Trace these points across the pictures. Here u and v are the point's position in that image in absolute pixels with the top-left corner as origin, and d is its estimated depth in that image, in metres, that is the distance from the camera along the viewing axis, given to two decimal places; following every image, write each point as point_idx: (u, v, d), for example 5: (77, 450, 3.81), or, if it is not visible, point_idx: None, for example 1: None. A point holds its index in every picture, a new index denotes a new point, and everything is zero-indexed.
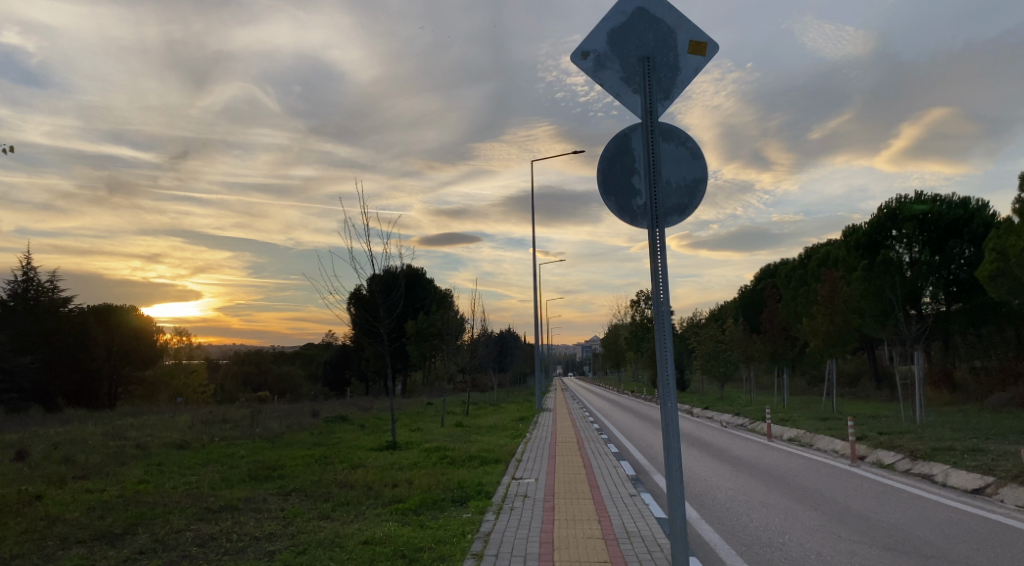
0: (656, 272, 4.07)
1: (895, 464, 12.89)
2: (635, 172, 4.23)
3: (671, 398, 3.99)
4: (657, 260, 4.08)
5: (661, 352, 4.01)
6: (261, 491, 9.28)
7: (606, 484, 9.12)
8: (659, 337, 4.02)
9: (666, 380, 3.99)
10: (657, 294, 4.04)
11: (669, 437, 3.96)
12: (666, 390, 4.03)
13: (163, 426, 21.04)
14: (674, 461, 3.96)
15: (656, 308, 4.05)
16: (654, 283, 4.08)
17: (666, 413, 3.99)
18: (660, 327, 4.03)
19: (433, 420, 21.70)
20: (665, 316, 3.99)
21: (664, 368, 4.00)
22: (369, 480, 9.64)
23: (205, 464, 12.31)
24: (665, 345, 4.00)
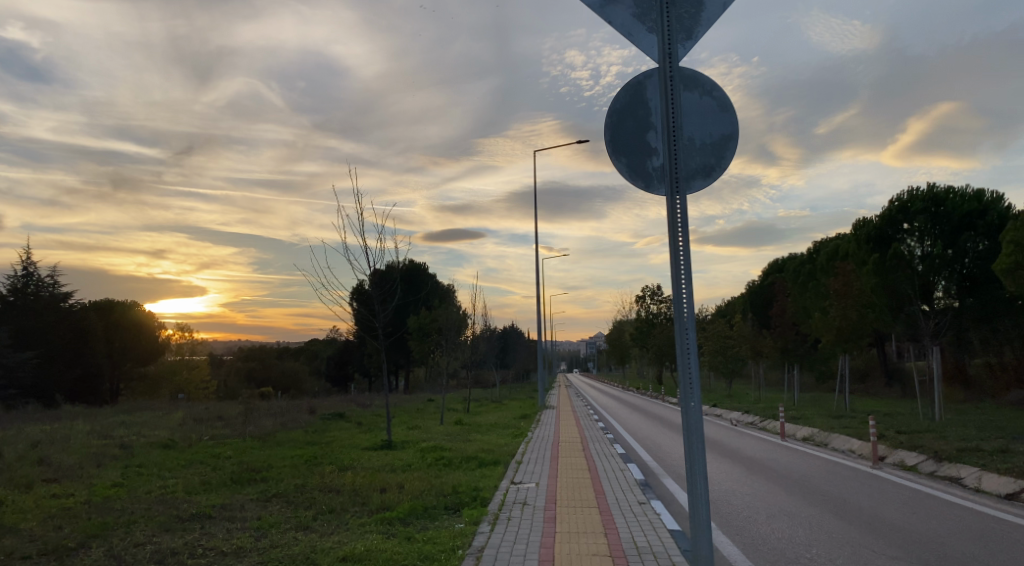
0: (676, 246, 3.39)
1: (918, 466, 12.16)
2: (650, 130, 3.52)
3: (694, 401, 3.31)
4: (676, 231, 3.40)
5: (680, 342, 3.35)
6: (240, 497, 8.58)
7: (613, 491, 8.42)
8: (679, 323, 3.35)
9: (687, 376, 3.31)
10: (678, 273, 3.36)
11: (693, 446, 3.29)
12: (688, 391, 3.34)
13: (154, 423, 20.39)
14: (698, 474, 3.30)
15: (675, 286, 3.37)
16: (673, 260, 3.41)
17: (690, 415, 3.31)
18: (680, 311, 3.35)
19: (433, 417, 21.02)
20: (688, 299, 3.30)
21: (685, 362, 3.31)
22: (357, 484, 8.93)
23: (188, 466, 11.66)
24: (686, 335, 3.32)
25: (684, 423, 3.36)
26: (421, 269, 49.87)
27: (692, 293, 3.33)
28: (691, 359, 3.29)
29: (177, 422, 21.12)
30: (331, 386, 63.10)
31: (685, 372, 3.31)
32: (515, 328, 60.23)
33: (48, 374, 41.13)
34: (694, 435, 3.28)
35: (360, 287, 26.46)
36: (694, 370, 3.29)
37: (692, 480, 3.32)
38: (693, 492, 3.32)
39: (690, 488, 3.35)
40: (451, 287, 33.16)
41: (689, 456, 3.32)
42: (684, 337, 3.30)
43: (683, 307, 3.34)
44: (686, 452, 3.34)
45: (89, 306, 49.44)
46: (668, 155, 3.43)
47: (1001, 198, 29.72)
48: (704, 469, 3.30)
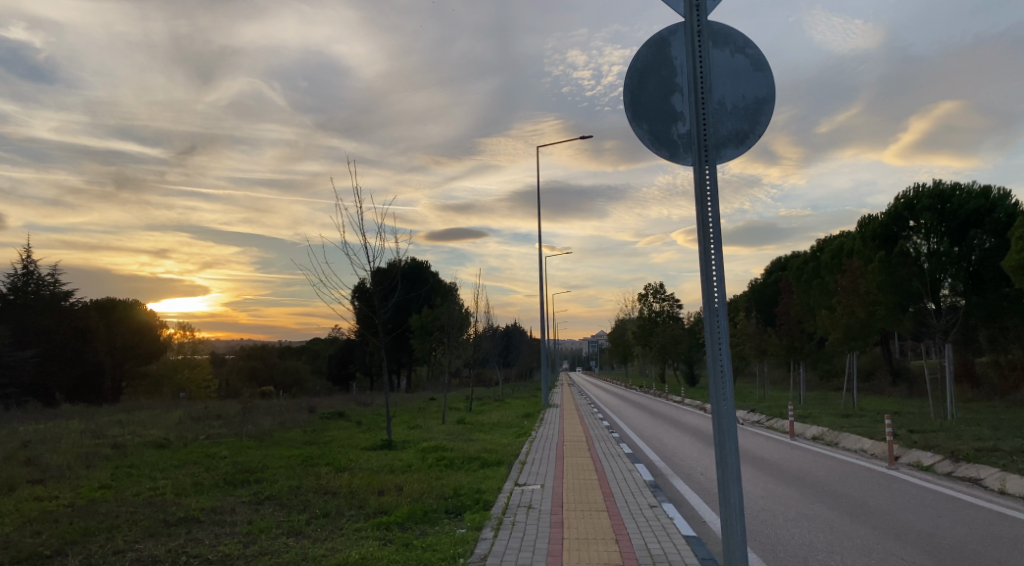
0: (705, 223, 3.00)
1: (934, 467, 11.76)
2: (676, 92, 3.12)
3: (726, 399, 2.95)
4: (705, 207, 3.01)
5: (710, 332, 2.99)
6: (231, 500, 8.21)
7: (622, 493, 8.04)
8: (708, 310, 2.98)
9: (719, 372, 2.94)
10: (708, 255, 2.99)
11: (725, 448, 2.95)
12: (719, 389, 2.97)
13: (150, 423, 19.99)
14: (731, 477, 2.97)
15: (702, 268, 3.02)
16: (703, 239, 3.03)
17: (722, 416, 2.95)
18: (709, 298, 2.98)
19: (433, 417, 20.68)
20: (719, 283, 2.94)
21: (716, 357, 2.94)
22: (354, 485, 8.55)
23: (181, 466, 11.30)
24: (717, 323, 2.95)
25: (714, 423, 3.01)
26: (423, 267, 49.47)
27: (722, 274, 2.97)
28: (722, 354, 2.92)
29: (175, 421, 20.76)
30: (333, 385, 62.74)
31: (717, 367, 2.95)
32: (518, 327, 59.92)
33: (47, 373, 40.67)
34: (728, 437, 2.94)
35: (362, 284, 26.04)
36: (726, 366, 2.93)
37: (724, 486, 2.99)
38: (726, 497, 2.99)
39: (724, 497, 3.00)
40: (454, 286, 32.69)
41: (721, 459, 2.98)
42: (715, 327, 2.94)
43: (713, 290, 2.97)
44: (718, 453, 3.00)
45: (90, 305, 49.10)
46: (697, 122, 3.03)
47: (1009, 194, 29.17)
48: (738, 473, 2.96)
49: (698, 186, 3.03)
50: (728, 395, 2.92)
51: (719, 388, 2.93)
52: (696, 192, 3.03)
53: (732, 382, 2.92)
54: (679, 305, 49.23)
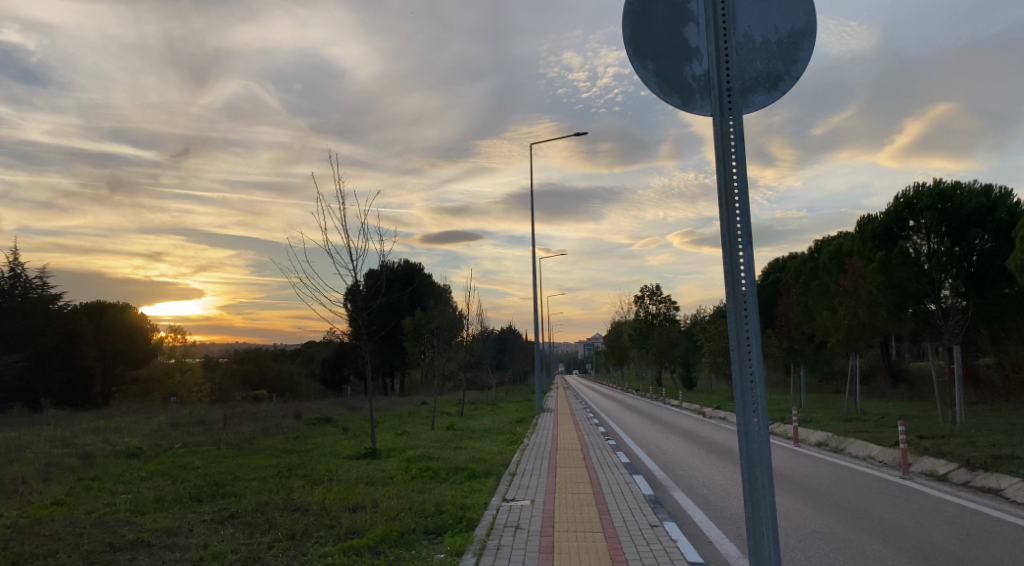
0: (728, 185, 2.35)
1: (949, 476, 11.06)
2: (689, 22, 2.45)
3: (758, 416, 2.27)
4: (727, 164, 2.36)
5: (736, 329, 2.32)
6: (190, 520, 7.48)
7: (620, 510, 7.38)
8: (733, 301, 2.32)
9: (748, 380, 2.27)
10: (731, 228, 2.33)
11: (757, 481, 2.30)
12: (747, 402, 2.30)
13: (129, 429, 19.24)
14: (765, 520, 2.31)
15: (726, 248, 2.35)
16: (726, 208, 2.36)
17: (750, 442, 2.30)
18: (734, 284, 2.31)
19: (424, 422, 19.97)
20: (747, 265, 2.28)
21: (743, 357, 2.28)
22: (327, 501, 7.81)
23: (148, 478, 10.57)
24: (743, 317, 2.30)
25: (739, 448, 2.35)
26: (416, 269, 48.80)
27: (750, 255, 2.30)
28: (753, 358, 2.26)
29: (154, 427, 19.91)
30: (326, 389, 62.00)
31: (745, 373, 2.28)
32: (512, 329, 59.24)
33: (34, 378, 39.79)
34: (762, 469, 2.29)
35: (353, 287, 25.33)
36: (758, 373, 2.26)
37: (755, 530, 2.33)
38: (756, 545, 2.35)
39: (753, 542, 2.36)
40: (447, 287, 32.00)
41: (749, 497, 2.33)
42: (742, 324, 2.29)
43: (739, 271, 2.31)
44: (746, 488, 2.35)
45: (79, 308, 48.21)
46: (718, 53, 2.35)
47: (1011, 193, 28.63)
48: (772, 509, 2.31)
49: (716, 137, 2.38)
50: (761, 412, 2.26)
51: (749, 402, 2.28)
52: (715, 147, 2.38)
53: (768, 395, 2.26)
54: (675, 307, 48.66)
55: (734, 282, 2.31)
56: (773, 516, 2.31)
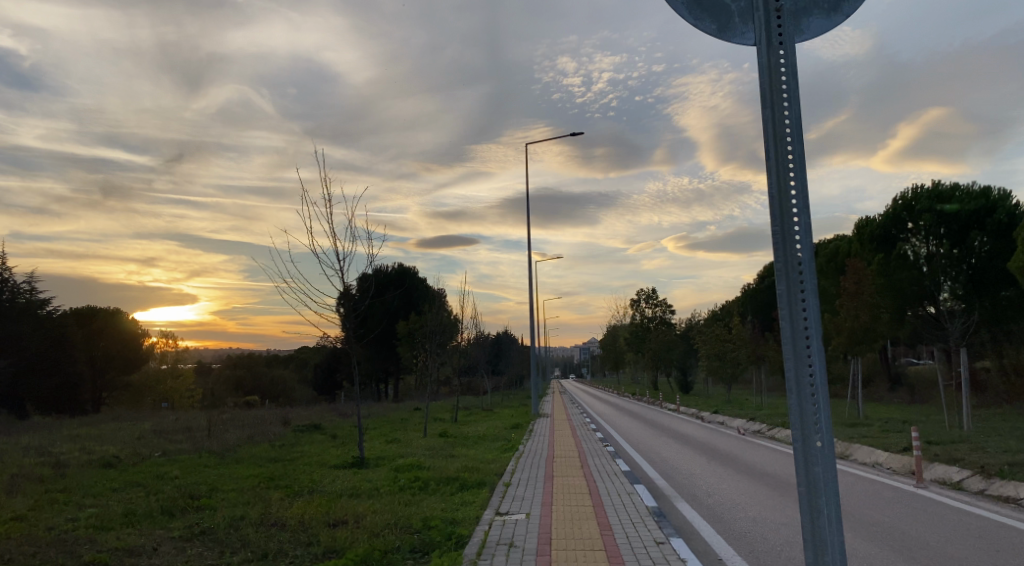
0: (778, 132, 1.97)
1: (965, 484, 10.54)
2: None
3: (821, 425, 1.91)
4: (778, 106, 1.98)
5: (790, 322, 1.94)
6: (156, 537, 6.88)
7: (621, 526, 6.83)
8: (787, 282, 1.96)
9: (806, 380, 1.91)
10: (781, 192, 1.97)
11: (820, 505, 1.92)
12: (808, 409, 1.93)
13: (110, 437, 18.54)
14: (830, 551, 1.92)
15: (777, 218, 1.97)
16: (774, 163, 2.00)
17: (812, 468, 1.91)
18: (789, 261, 1.95)
19: (415, 428, 19.40)
20: (805, 236, 1.92)
21: (803, 350, 1.91)
22: (305, 515, 7.24)
23: (120, 490, 9.95)
24: (799, 303, 1.92)
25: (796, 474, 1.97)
26: (410, 272, 48.21)
27: (807, 220, 1.94)
28: (814, 359, 1.90)
29: (136, 434, 19.21)
30: (320, 393, 61.29)
31: (803, 373, 1.91)
32: (508, 333, 58.66)
33: (21, 384, 38.66)
34: (827, 505, 1.91)
35: (347, 290, 24.75)
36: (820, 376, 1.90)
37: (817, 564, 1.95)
38: None
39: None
40: (441, 290, 31.40)
41: (812, 542, 1.94)
42: (798, 313, 1.91)
43: (794, 243, 1.94)
44: (805, 516, 1.97)
45: (68, 313, 47.21)
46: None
47: (1010, 195, 27.58)
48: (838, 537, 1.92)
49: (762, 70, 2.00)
50: (824, 423, 1.90)
51: (808, 410, 1.92)
52: (760, 86, 2.00)
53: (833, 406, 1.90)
54: (671, 311, 48.22)
55: (788, 259, 1.94)
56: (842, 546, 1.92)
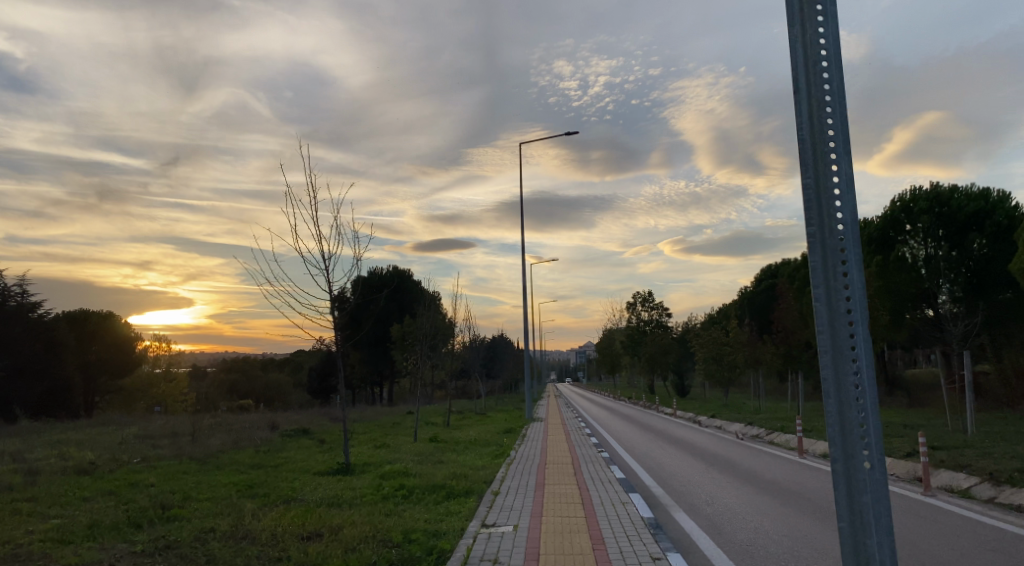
0: (822, 137, 2.38)
1: (974, 492, 10.14)
2: (787, 19, 2.54)
3: (864, 413, 2.23)
4: (820, 107, 2.41)
5: (834, 319, 2.28)
6: (116, 552, 6.39)
7: (615, 538, 6.41)
8: (828, 277, 2.31)
9: (847, 367, 2.24)
10: (824, 188, 2.36)
11: (862, 484, 2.22)
12: (851, 400, 2.24)
13: (91, 442, 17.95)
14: (872, 523, 2.22)
15: (824, 218, 2.35)
16: (813, 157, 2.40)
17: (855, 449, 2.24)
18: (833, 248, 2.31)
19: (406, 434, 18.94)
20: (847, 230, 2.30)
21: (846, 338, 2.24)
22: (280, 527, 6.77)
23: (88, 499, 9.44)
24: (845, 321, 2.26)
25: (840, 498, 2.28)
26: (405, 275, 47.80)
27: (850, 213, 2.31)
28: (857, 346, 2.23)
29: (118, 440, 18.64)
30: (314, 397, 60.68)
31: (846, 364, 2.24)
32: (503, 337, 58.14)
33: (8, 389, 37.90)
34: (870, 485, 2.21)
35: (340, 294, 24.39)
36: (866, 395, 2.22)
37: (860, 541, 2.25)
38: (860, 550, 2.25)
39: (858, 543, 2.26)
40: (435, 293, 30.98)
41: (855, 539, 2.25)
42: (842, 301, 2.26)
43: (837, 232, 2.31)
44: (845, 500, 2.27)
45: (58, 316, 46.49)
46: (810, 49, 2.44)
47: (1008, 197, 27.21)
48: (881, 514, 2.22)
49: (804, 132, 2.42)
50: (869, 413, 2.22)
51: (851, 398, 2.23)
52: (800, 88, 2.45)
53: (880, 429, 2.22)
54: (667, 314, 47.76)
55: (831, 245, 2.31)
56: (885, 518, 2.22)
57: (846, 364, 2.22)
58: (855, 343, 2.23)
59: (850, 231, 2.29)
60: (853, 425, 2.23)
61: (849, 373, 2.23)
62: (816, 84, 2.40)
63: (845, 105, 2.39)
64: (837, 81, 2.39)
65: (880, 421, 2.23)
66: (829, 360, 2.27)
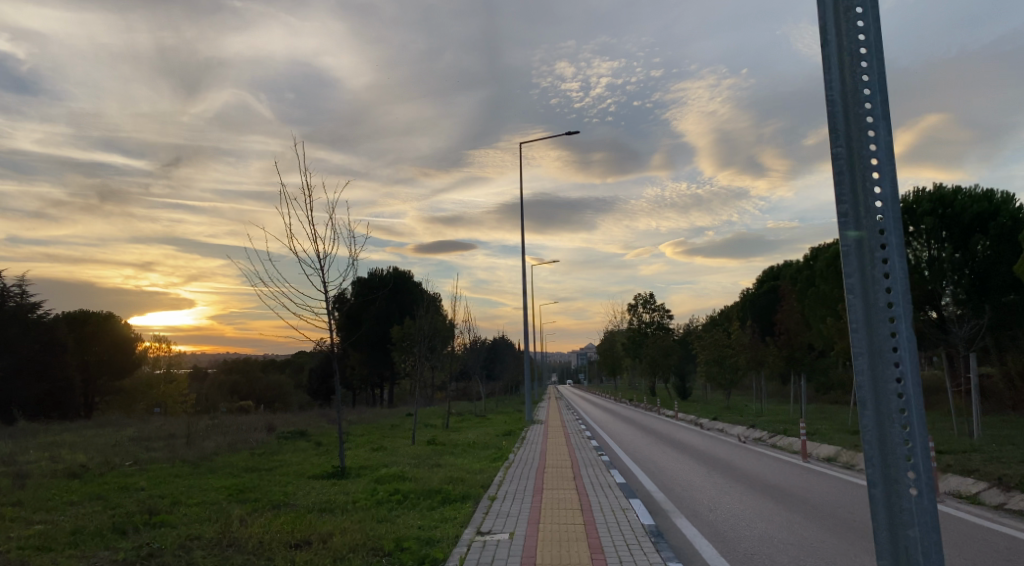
0: (856, 99, 2.01)
1: (983, 498, 9.88)
2: None
3: (909, 430, 1.86)
4: (853, 63, 2.04)
5: (874, 316, 1.92)
6: (96, 560, 6.16)
7: (614, 548, 6.16)
8: (862, 266, 1.95)
9: (887, 374, 1.88)
10: (860, 156, 1.99)
11: (907, 515, 1.87)
12: (896, 411, 1.88)
13: (86, 443, 17.74)
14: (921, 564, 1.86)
15: (858, 195, 1.97)
16: (846, 120, 2.03)
17: (897, 471, 1.87)
18: (870, 232, 1.94)
19: (404, 436, 18.71)
20: (888, 209, 1.92)
21: (888, 337, 1.89)
22: (268, 535, 6.55)
23: (77, 503, 9.24)
24: (884, 318, 1.90)
25: (878, 530, 1.93)
26: (405, 277, 47.57)
27: (891, 189, 1.94)
28: (900, 349, 1.87)
29: (113, 442, 18.45)
30: (314, 399, 60.46)
31: (888, 370, 1.88)
32: (504, 339, 58.00)
33: (8, 389, 37.80)
34: (916, 518, 1.86)
35: (339, 295, 24.15)
36: (912, 408, 1.86)
37: None
38: None
39: None
40: (435, 295, 30.75)
41: None
42: (881, 296, 1.90)
43: (874, 210, 1.94)
44: (886, 532, 1.92)
45: (58, 317, 46.34)
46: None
47: (1013, 197, 27.10)
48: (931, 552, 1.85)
49: (834, 93, 2.07)
50: (916, 429, 1.85)
51: (891, 410, 1.87)
52: (829, 41, 2.08)
53: (928, 449, 1.85)
54: (669, 316, 47.55)
55: (868, 227, 1.94)
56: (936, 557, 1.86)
57: (887, 371, 1.87)
58: (898, 342, 1.87)
59: (889, 213, 1.92)
60: (896, 440, 1.86)
61: (888, 375, 1.88)
62: (851, 38, 2.04)
63: (882, 61, 2.01)
64: (874, 30, 2.02)
65: (926, 438, 1.86)
66: (865, 364, 1.92)
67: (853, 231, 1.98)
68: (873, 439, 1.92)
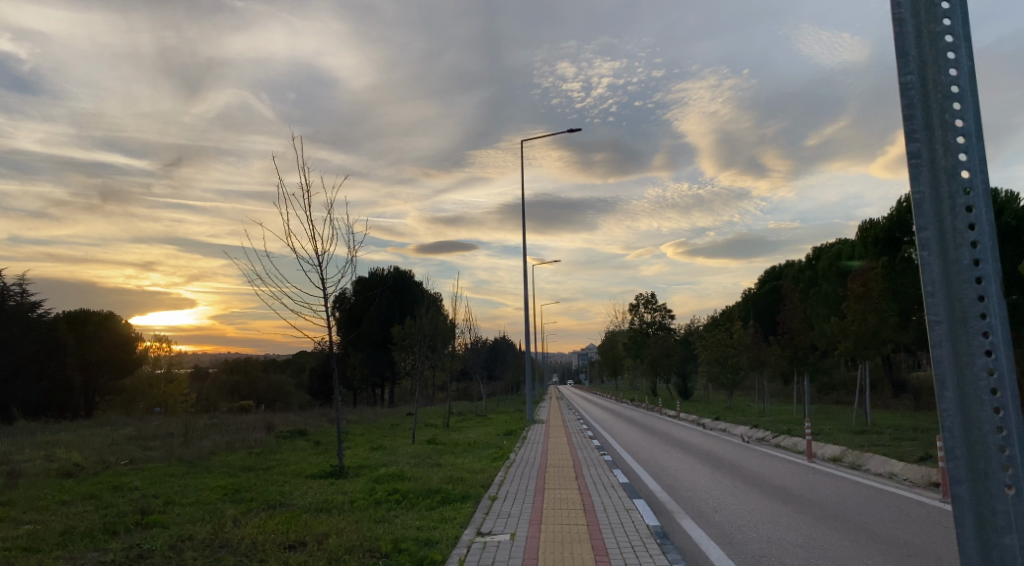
0: (936, 55, 1.82)
1: None
2: None
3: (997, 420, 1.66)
4: (929, 15, 1.86)
5: (957, 289, 1.71)
6: (84, 562, 5.99)
7: (620, 550, 5.96)
8: (941, 239, 1.76)
9: (971, 357, 1.68)
10: (935, 116, 1.81)
11: (995, 515, 1.66)
12: (983, 401, 1.68)
13: (83, 443, 17.60)
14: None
15: (935, 159, 1.79)
16: (921, 77, 1.84)
17: (980, 467, 1.67)
18: (950, 199, 1.76)
19: (403, 436, 18.53)
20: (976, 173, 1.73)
21: (972, 317, 1.70)
22: (262, 536, 6.37)
23: (69, 502, 9.08)
24: (973, 293, 1.70)
25: (962, 538, 1.73)
26: (406, 276, 47.37)
27: (976, 150, 1.76)
28: (990, 331, 1.68)
29: (112, 441, 18.33)
30: (314, 398, 60.30)
31: (974, 352, 1.68)
32: (505, 339, 57.88)
33: (9, 389, 37.68)
34: (1005, 519, 1.66)
35: (340, 294, 23.95)
36: (1003, 397, 1.66)
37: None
38: None
39: None
40: (437, 294, 30.54)
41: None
42: (968, 271, 1.70)
43: (960, 173, 1.76)
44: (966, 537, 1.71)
45: (58, 316, 46.17)
46: None
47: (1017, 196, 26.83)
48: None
49: (909, 49, 1.89)
50: (1009, 420, 1.65)
51: (975, 399, 1.68)
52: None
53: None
54: (670, 316, 47.38)
55: (947, 194, 1.76)
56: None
57: (973, 355, 1.67)
58: (987, 319, 1.68)
59: (978, 174, 1.73)
60: (986, 430, 1.66)
61: (971, 349, 1.68)
62: None
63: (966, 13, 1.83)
64: None
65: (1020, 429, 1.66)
66: (944, 347, 1.73)
67: (932, 198, 1.79)
68: (954, 429, 1.72)
